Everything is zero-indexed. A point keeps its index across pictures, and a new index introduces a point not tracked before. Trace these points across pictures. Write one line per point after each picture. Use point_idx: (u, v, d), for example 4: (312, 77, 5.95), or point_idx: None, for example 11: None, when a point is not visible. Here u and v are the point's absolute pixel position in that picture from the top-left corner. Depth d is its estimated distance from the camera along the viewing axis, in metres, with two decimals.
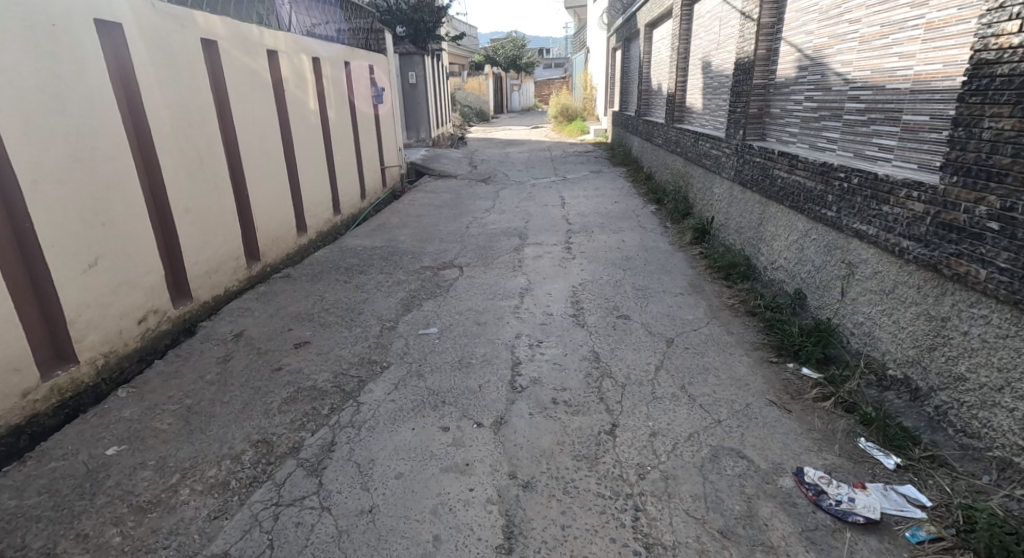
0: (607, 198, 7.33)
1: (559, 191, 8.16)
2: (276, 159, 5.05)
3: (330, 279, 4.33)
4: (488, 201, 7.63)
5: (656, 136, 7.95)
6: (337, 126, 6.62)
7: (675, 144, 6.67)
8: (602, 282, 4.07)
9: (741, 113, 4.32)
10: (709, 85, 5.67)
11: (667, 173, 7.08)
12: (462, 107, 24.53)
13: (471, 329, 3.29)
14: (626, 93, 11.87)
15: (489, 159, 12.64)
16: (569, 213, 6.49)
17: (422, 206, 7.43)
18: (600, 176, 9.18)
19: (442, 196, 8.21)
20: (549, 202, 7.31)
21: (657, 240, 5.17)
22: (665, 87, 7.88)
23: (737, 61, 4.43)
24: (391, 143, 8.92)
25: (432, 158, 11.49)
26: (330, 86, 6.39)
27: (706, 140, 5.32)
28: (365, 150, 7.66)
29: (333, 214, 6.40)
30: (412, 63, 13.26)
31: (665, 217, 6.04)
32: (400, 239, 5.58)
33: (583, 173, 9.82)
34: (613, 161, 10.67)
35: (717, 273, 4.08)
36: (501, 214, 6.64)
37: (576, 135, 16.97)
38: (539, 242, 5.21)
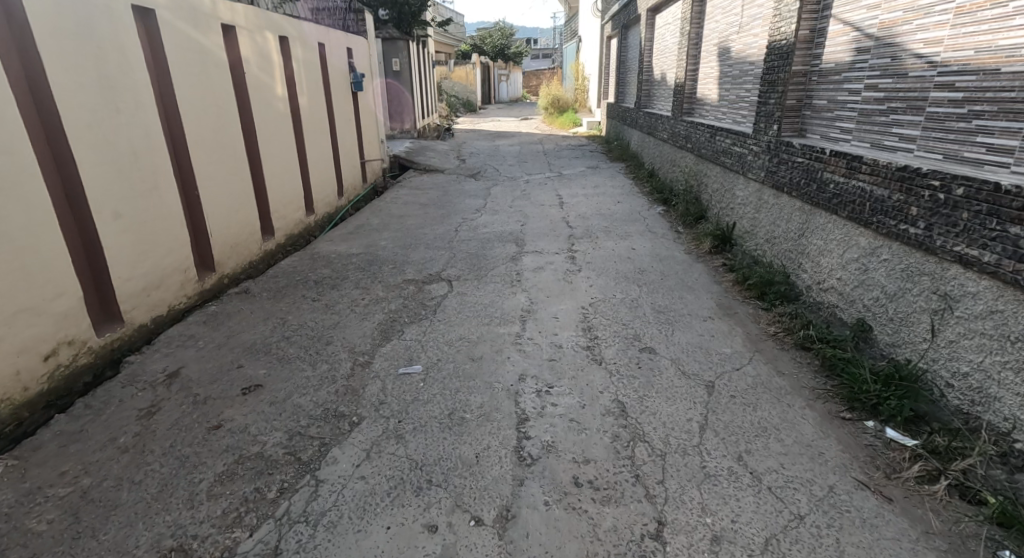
0: (608, 198, 6.75)
1: (555, 189, 7.57)
2: (236, 152, 4.39)
3: (295, 297, 3.68)
4: (479, 200, 7.01)
5: (660, 130, 7.38)
6: (311, 116, 5.95)
7: (685, 139, 6.10)
8: (616, 302, 3.48)
9: (774, 106, 3.74)
10: (727, 75, 5.09)
11: (674, 170, 6.52)
12: (449, 97, 23.81)
13: (464, 366, 2.69)
14: (624, 84, 11.31)
15: (479, 152, 11.98)
16: (569, 215, 5.90)
17: (405, 206, 6.77)
18: (598, 173, 8.59)
19: (428, 193, 7.56)
20: (545, 201, 6.71)
21: (671, 248, 4.60)
22: (671, 77, 7.29)
23: (770, 44, 3.85)
24: (372, 135, 8.23)
25: (418, 150, 10.81)
26: (303, 70, 5.71)
27: (726, 135, 4.75)
28: (343, 142, 7.00)
29: (305, 214, 5.73)
30: (396, 49, 12.53)
31: (675, 220, 5.47)
32: (380, 245, 4.95)
33: (579, 169, 9.24)
34: (610, 156, 10.07)
35: (749, 292, 3.51)
36: (493, 216, 6.03)
37: (568, 128, 16.37)
38: (539, 249, 4.62)
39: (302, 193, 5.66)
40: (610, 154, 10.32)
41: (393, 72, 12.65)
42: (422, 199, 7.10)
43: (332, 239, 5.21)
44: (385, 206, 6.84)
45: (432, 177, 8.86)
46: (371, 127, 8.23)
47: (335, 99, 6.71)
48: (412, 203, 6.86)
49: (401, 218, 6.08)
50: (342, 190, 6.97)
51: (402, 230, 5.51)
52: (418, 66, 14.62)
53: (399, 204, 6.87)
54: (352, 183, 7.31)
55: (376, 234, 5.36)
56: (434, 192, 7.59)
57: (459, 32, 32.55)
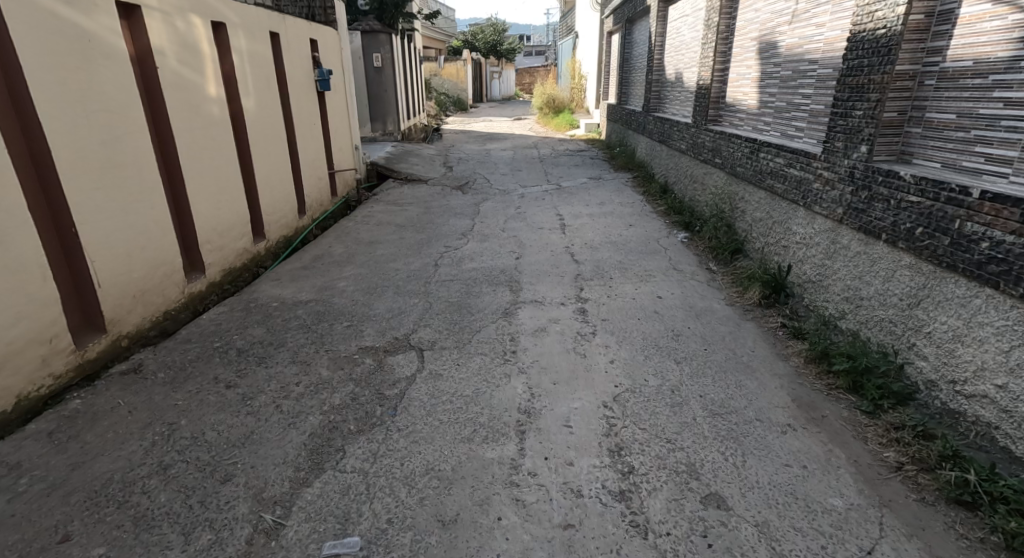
0: (618, 219, 5.77)
1: (555, 205, 6.59)
2: (146, 171, 3.38)
3: (206, 378, 2.67)
4: (466, 220, 6.01)
5: (676, 138, 6.42)
6: (258, 121, 4.92)
7: (711, 152, 5.14)
8: (650, 395, 2.51)
9: (861, 119, 2.75)
10: (773, 76, 4.11)
11: (696, 187, 5.57)
12: (438, 95, 22.75)
13: (429, 542, 1.72)
14: (629, 84, 10.33)
15: (469, 158, 10.99)
16: (574, 243, 4.92)
17: (379, 227, 5.76)
18: (602, 186, 7.60)
19: (408, 210, 6.54)
20: (544, 223, 5.73)
21: (708, 297, 3.63)
22: (690, 78, 6.31)
23: (852, 35, 2.85)
24: (342, 141, 7.20)
25: (401, 157, 9.78)
26: (246, 64, 4.69)
27: (775, 153, 3.77)
28: (304, 151, 5.97)
29: (249, 242, 4.70)
30: (378, 43, 11.49)
31: (704, 255, 4.51)
32: (339, 287, 3.94)
33: (580, 179, 8.27)
34: (614, 166, 9.08)
35: (834, 379, 2.54)
36: (481, 243, 5.04)
37: (564, 130, 15.42)
38: (540, 297, 3.65)
39: (246, 216, 4.65)
40: (614, 162, 9.33)
41: (375, 68, 11.61)
42: (400, 219, 6.09)
43: (279, 277, 4.17)
44: (355, 227, 5.82)
45: (414, 189, 7.84)
46: (341, 132, 7.20)
47: (293, 100, 5.68)
48: (388, 224, 5.85)
49: (370, 245, 5.06)
50: (303, 207, 5.96)
51: (370, 264, 4.49)
52: (403, 61, 13.58)
53: (372, 225, 5.85)
54: (316, 199, 6.29)
55: (338, 270, 4.34)
56: (415, 209, 6.58)
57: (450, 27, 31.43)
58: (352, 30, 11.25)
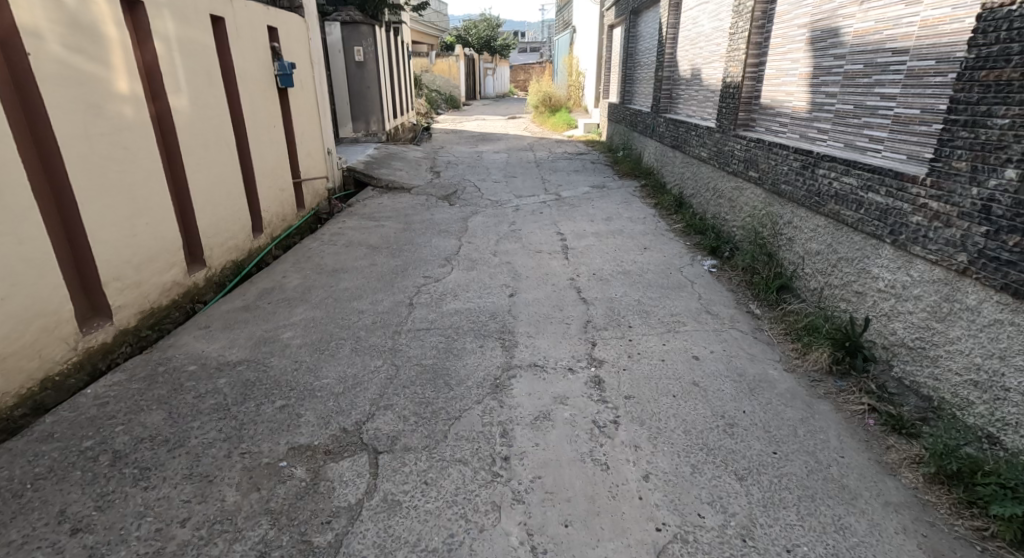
0: (630, 241, 4.93)
1: (555, 220, 5.76)
2: (8, 195, 2.52)
3: (46, 512, 1.81)
4: (452, 239, 5.16)
5: (695, 144, 5.60)
6: (192, 124, 4.04)
7: (744, 164, 4.31)
8: (709, 549, 1.68)
9: (1007, 132, 1.94)
10: (832, 71, 3.27)
11: (723, 204, 4.75)
12: (429, 92, 21.90)
13: None
14: (634, 81, 9.52)
15: (460, 161, 10.14)
16: (580, 275, 4.08)
17: (347, 250, 4.88)
18: (608, 197, 6.76)
19: (385, 226, 5.67)
20: (544, 244, 4.89)
21: (757, 359, 2.79)
22: (711, 74, 5.49)
23: (986, 11, 2.03)
24: (310, 146, 6.32)
25: (383, 161, 8.90)
26: (175, 55, 3.83)
27: (841, 172, 2.94)
28: (260, 158, 5.13)
29: (179, 275, 3.83)
30: (359, 35, 10.61)
31: (742, 292, 3.66)
32: (282, 341, 3.07)
33: (582, 187, 7.46)
34: (619, 172, 8.24)
35: (988, 523, 1.73)
36: (468, 274, 4.19)
37: (561, 129, 14.63)
38: (541, 358, 2.81)
39: (176, 241, 3.79)
40: (619, 169, 8.49)
41: (356, 63, 10.73)
42: (374, 238, 5.23)
43: (209, 323, 3.30)
44: (320, 249, 4.95)
45: (395, 200, 6.96)
46: (309, 135, 6.35)
47: (243, 98, 4.80)
48: (359, 246, 4.99)
49: (333, 275, 4.20)
50: (259, 223, 5.12)
51: (329, 303, 3.63)
52: (389, 56, 12.70)
53: (340, 247, 4.98)
54: (276, 213, 5.44)
55: (286, 313, 3.47)
56: (393, 225, 5.72)
57: (442, 23, 30.47)
58: (331, 20, 10.36)
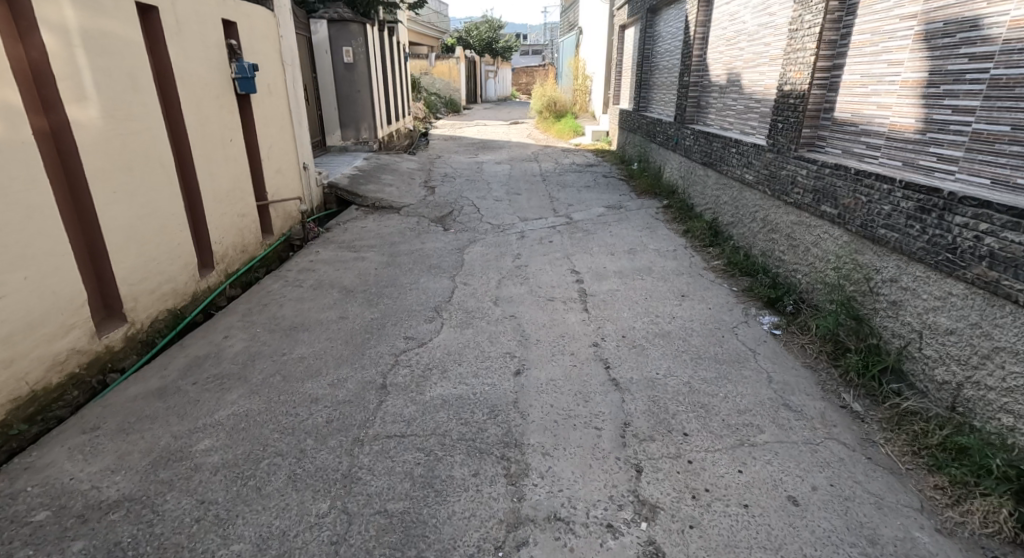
0: (663, 285, 4.03)
1: (567, 251, 4.89)
2: None
3: None
4: (445, 279, 4.27)
5: (735, 163, 4.74)
6: (105, 139, 3.12)
7: (812, 195, 3.42)
8: None
9: None
10: (963, 79, 2.52)
11: (780, 243, 3.88)
12: (428, 96, 21.13)
13: None
14: (650, 86, 8.70)
15: (458, 173, 9.28)
16: (607, 340, 3.18)
17: (314, 295, 3.97)
18: (628, 221, 5.87)
19: (365, 261, 4.77)
20: (557, 288, 4.00)
21: (886, 507, 1.90)
22: (756, 81, 4.65)
23: None
24: (278, 162, 5.42)
25: (372, 176, 8.00)
26: (78, 51, 2.93)
27: (1001, 227, 2.08)
28: (212, 179, 4.24)
29: (80, 342, 2.91)
30: (348, 34, 9.73)
31: (827, 372, 2.74)
32: (195, 458, 2.16)
33: (596, 207, 6.60)
34: (637, 190, 7.36)
35: None
36: (464, 335, 3.30)
37: (567, 136, 13.81)
38: (565, 504, 1.92)
39: (78, 295, 2.89)
40: (636, 185, 7.61)
41: (345, 65, 9.85)
42: (349, 278, 4.32)
43: (99, 424, 2.36)
44: (280, 292, 4.04)
45: (381, 223, 6.07)
46: (278, 147, 5.46)
47: (184, 107, 3.89)
48: (330, 289, 4.09)
49: (289, 335, 3.29)
50: (208, 257, 4.24)
51: (277, 386, 2.72)
52: (382, 57, 11.85)
53: (306, 289, 4.07)
54: (232, 243, 4.55)
55: (213, 404, 2.56)
56: (374, 259, 4.82)
57: (442, 25, 29.62)
58: (317, 18, 9.49)
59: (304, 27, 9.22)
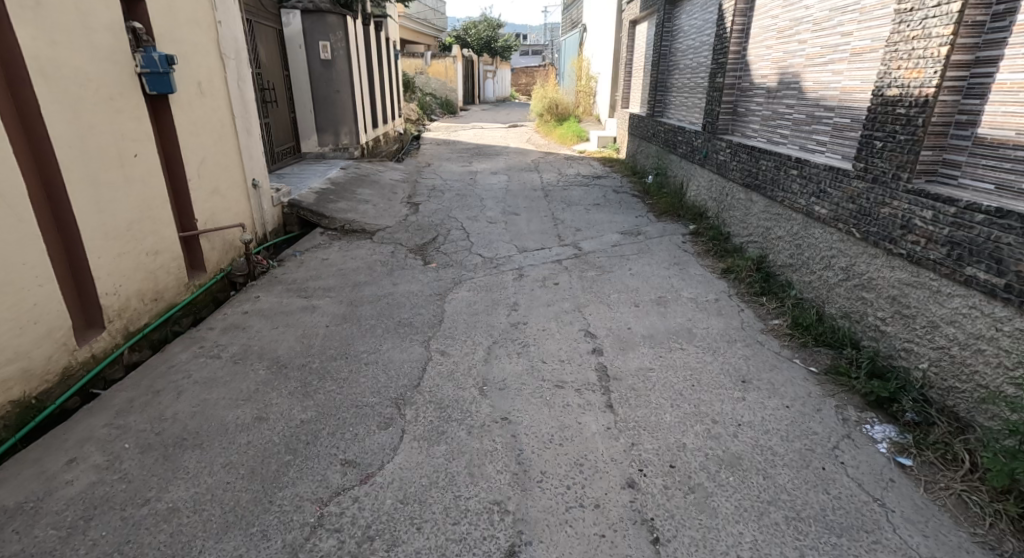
0: (711, 361, 2.97)
1: (577, 300, 3.85)
2: None
3: None
4: (417, 346, 3.21)
5: (796, 190, 3.69)
6: None
7: (947, 250, 2.35)
8: None
9: None
10: None
11: (875, 309, 2.82)
12: (423, 96, 20.10)
13: None
14: (668, 89, 7.69)
15: (448, 185, 8.22)
16: (647, 473, 2.12)
17: (234, 374, 2.89)
18: (651, 255, 4.81)
19: (316, 313, 3.68)
20: (569, 366, 2.94)
21: None
22: (825, 81, 3.62)
23: None
24: (212, 179, 4.31)
25: (347, 191, 6.92)
26: None
27: None
28: (101, 208, 3.14)
29: None
30: (326, 27, 8.68)
31: None
32: None
33: (609, 232, 5.57)
34: (656, 211, 6.30)
35: None
36: (433, 459, 2.23)
37: (570, 141, 12.78)
38: None
39: None
40: (655, 205, 6.55)
41: (322, 62, 8.78)
42: (287, 343, 3.24)
43: None
44: (186, 367, 2.94)
45: (348, 253, 4.98)
46: (214, 161, 4.35)
47: (50, 112, 2.80)
48: (257, 362, 3.00)
49: (169, 456, 2.20)
50: (95, 314, 3.14)
51: None
52: (367, 55, 10.81)
53: (225, 362, 2.98)
54: (139, 290, 3.45)
55: None
56: (329, 310, 3.74)
57: (440, 23, 28.53)
58: (290, 8, 8.43)
59: (274, 18, 8.14)
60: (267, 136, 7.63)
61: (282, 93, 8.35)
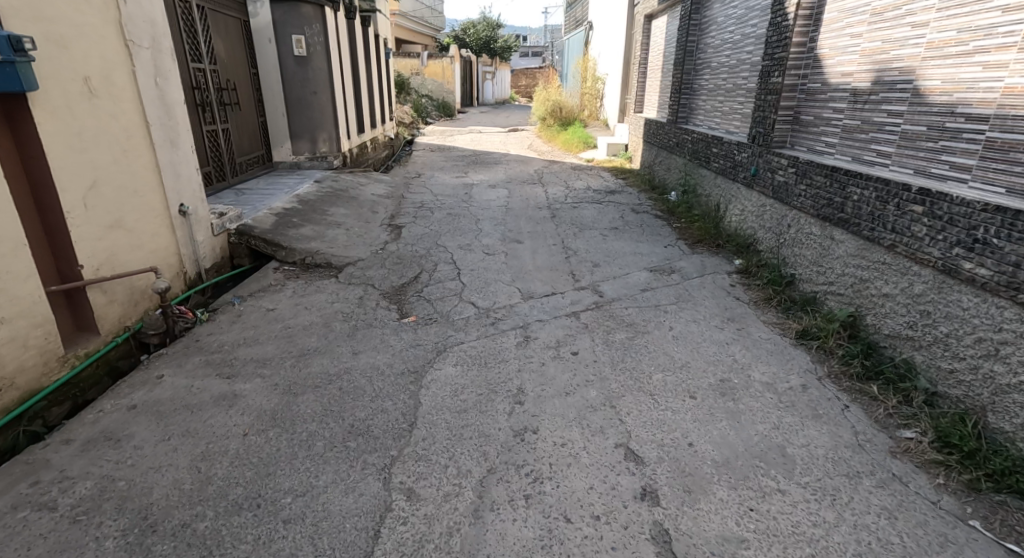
0: (832, 522, 1.88)
1: (608, 385, 2.78)
2: None
3: None
4: (376, 479, 2.14)
5: (923, 234, 2.60)
6: None
7: None
8: None
9: None
10: None
11: None
12: (418, 98, 19.02)
13: None
14: (696, 92, 6.64)
15: (440, 201, 7.15)
16: None
17: (64, 550, 1.79)
18: (695, 308, 3.72)
19: (233, 409, 2.57)
20: (608, 533, 1.87)
21: None
22: (960, 80, 2.66)
23: None
24: (110, 210, 3.20)
25: (318, 211, 5.81)
26: None
27: None
28: None
29: None
30: (301, 19, 7.60)
31: None
32: None
33: (636, 269, 4.50)
34: (690, 240, 5.21)
35: None
36: None
37: (576, 148, 11.71)
38: None
39: None
40: (685, 231, 5.49)
41: (296, 59, 7.70)
42: (172, 474, 2.13)
43: None
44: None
45: (303, 301, 3.87)
46: (114, 186, 3.24)
47: None
48: (111, 521, 1.89)
49: None
50: None
51: None
52: (351, 52, 9.74)
53: (58, 521, 1.88)
54: None
55: None
56: (253, 403, 2.63)
57: (436, 22, 27.37)
58: None
59: (238, 6, 7.05)
60: (227, 144, 6.53)
61: (248, 94, 7.26)
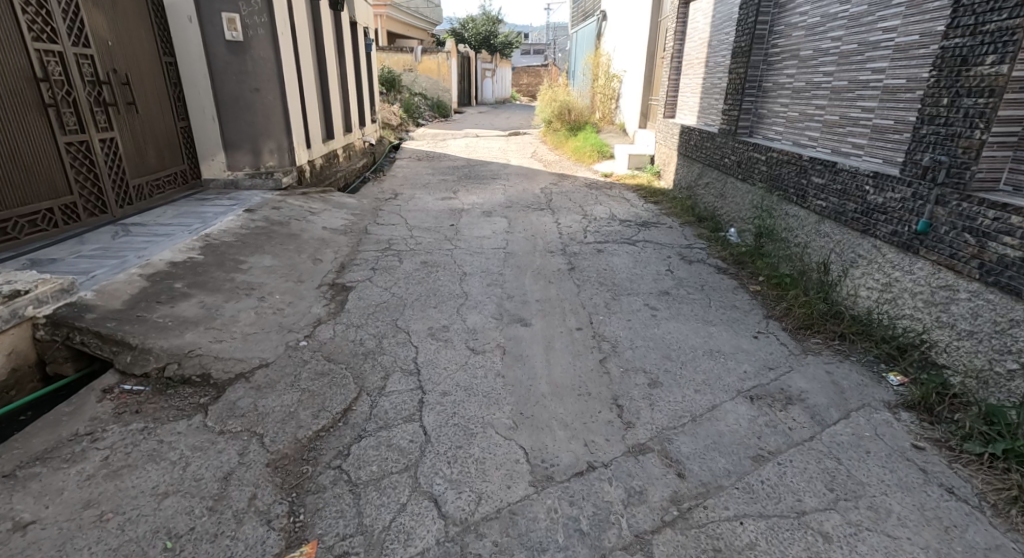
0: None
1: None
2: None
3: None
4: None
5: None
6: None
7: None
8: None
9: None
10: None
11: None
12: (410, 96, 17.24)
13: None
14: (773, 95, 4.80)
15: (416, 236, 5.29)
16: None
17: None
18: (881, 529, 1.86)
19: None
20: None
21: None
22: None
23: None
24: None
25: (226, 265, 3.92)
26: None
27: None
28: None
29: None
30: None
31: None
32: None
33: (723, 394, 2.66)
34: (790, 325, 3.35)
35: None
36: None
37: (587, 157, 9.87)
38: None
39: None
40: (774, 304, 3.63)
41: (229, 44, 5.81)
42: None
43: None
44: None
45: (107, 496, 1.99)
46: None
47: None
48: None
49: None
50: None
51: None
52: (315, 39, 7.85)
53: None
54: None
55: None
56: None
57: (433, 16, 25.62)
58: None
59: None
60: (114, 160, 4.64)
61: (157, 92, 5.39)
